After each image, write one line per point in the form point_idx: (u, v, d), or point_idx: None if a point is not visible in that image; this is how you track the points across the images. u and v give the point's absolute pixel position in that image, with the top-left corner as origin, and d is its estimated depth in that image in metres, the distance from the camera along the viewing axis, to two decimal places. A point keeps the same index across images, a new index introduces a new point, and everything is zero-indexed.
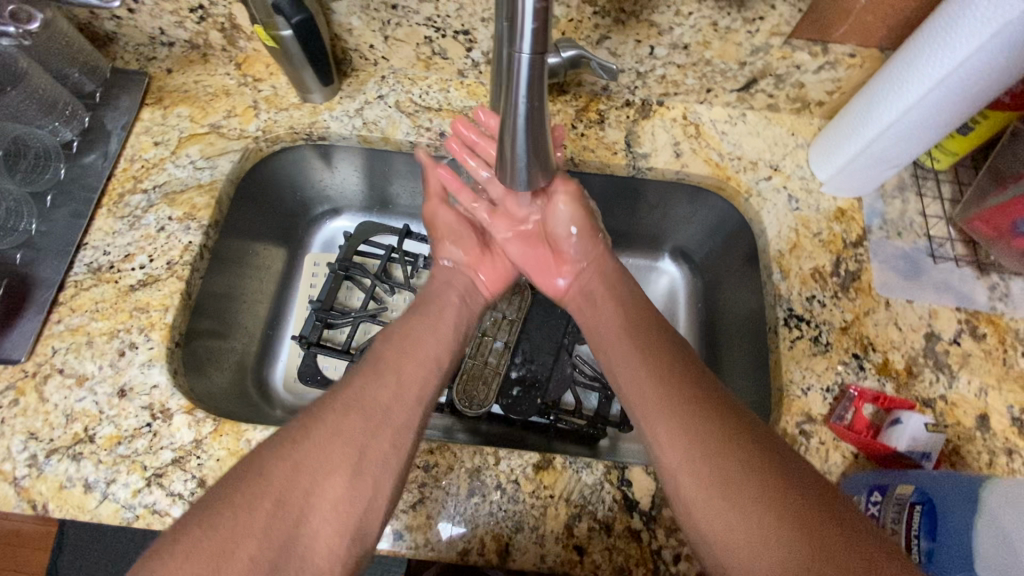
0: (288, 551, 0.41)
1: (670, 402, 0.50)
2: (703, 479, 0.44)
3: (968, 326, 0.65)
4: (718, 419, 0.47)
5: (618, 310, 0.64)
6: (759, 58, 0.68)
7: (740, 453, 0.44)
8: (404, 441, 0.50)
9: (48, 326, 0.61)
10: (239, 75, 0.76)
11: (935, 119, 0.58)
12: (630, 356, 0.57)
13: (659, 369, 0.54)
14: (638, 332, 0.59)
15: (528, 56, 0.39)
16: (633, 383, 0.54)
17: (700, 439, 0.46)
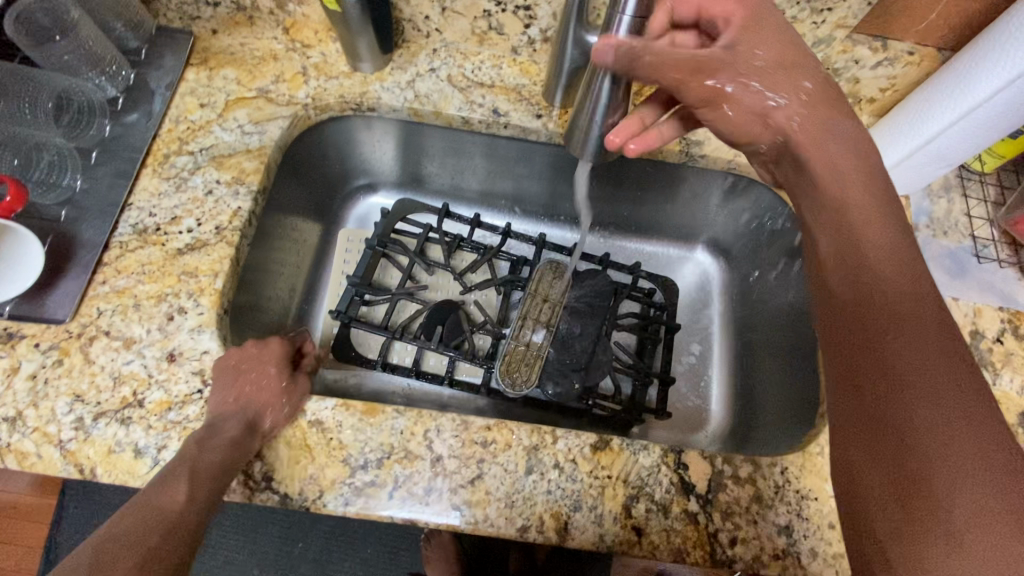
0: (141, 547, 0.45)
1: (863, 303, 0.43)
2: (860, 395, 0.41)
3: (1012, 325, 0.66)
4: (917, 339, 0.40)
5: (827, 189, 0.51)
6: (820, 50, 0.67)
7: (920, 373, 0.38)
8: (220, 416, 0.53)
9: (93, 286, 0.59)
10: (287, 40, 0.73)
11: (999, 119, 0.58)
12: (840, 241, 0.48)
13: (884, 257, 0.44)
14: (862, 217, 0.48)
15: (631, 18, 0.47)
16: (835, 271, 0.47)
17: (876, 352, 0.41)
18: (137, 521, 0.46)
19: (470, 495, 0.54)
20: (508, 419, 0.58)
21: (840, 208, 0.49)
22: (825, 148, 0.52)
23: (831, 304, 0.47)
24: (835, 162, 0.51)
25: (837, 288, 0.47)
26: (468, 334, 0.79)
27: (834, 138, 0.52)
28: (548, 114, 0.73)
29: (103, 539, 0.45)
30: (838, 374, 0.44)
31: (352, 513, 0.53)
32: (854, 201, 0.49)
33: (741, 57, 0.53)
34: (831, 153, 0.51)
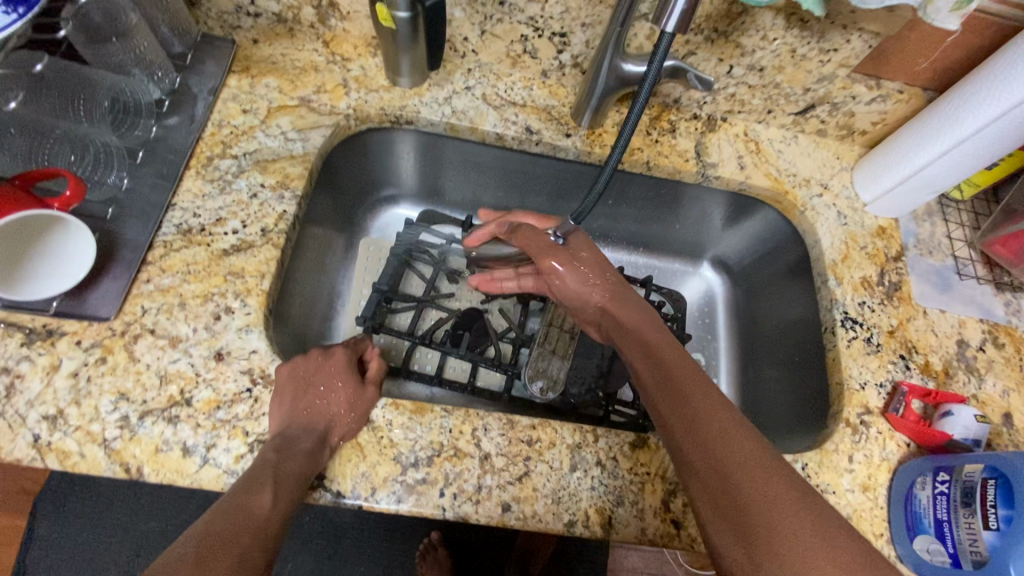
0: (236, 545, 0.43)
1: (686, 412, 0.52)
2: (711, 490, 0.47)
3: (991, 336, 0.73)
4: (728, 433, 0.49)
5: (649, 337, 0.62)
6: (823, 86, 0.75)
7: (738, 462, 0.47)
8: (290, 423, 0.53)
9: (136, 285, 0.58)
10: (327, 53, 0.75)
11: (983, 152, 0.66)
12: (656, 369, 0.57)
13: (689, 374, 0.56)
14: (667, 347, 0.60)
15: (670, 32, 0.50)
16: (658, 394, 0.55)
17: (710, 450, 0.48)
18: (226, 524, 0.44)
19: (518, 492, 0.56)
20: (551, 419, 0.61)
21: (655, 339, 0.61)
22: (630, 309, 0.66)
23: (662, 426, 0.54)
24: (641, 319, 0.64)
25: (663, 405, 0.54)
26: (493, 341, 0.81)
27: (631, 304, 0.66)
28: (576, 133, 0.78)
29: (202, 536, 0.43)
30: (689, 481, 0.49)
31: (404, 510, 0.54)
32: (659, 336, 0.62)
33: (585, 256, 0.70)
34: (640, 309, 0.65)
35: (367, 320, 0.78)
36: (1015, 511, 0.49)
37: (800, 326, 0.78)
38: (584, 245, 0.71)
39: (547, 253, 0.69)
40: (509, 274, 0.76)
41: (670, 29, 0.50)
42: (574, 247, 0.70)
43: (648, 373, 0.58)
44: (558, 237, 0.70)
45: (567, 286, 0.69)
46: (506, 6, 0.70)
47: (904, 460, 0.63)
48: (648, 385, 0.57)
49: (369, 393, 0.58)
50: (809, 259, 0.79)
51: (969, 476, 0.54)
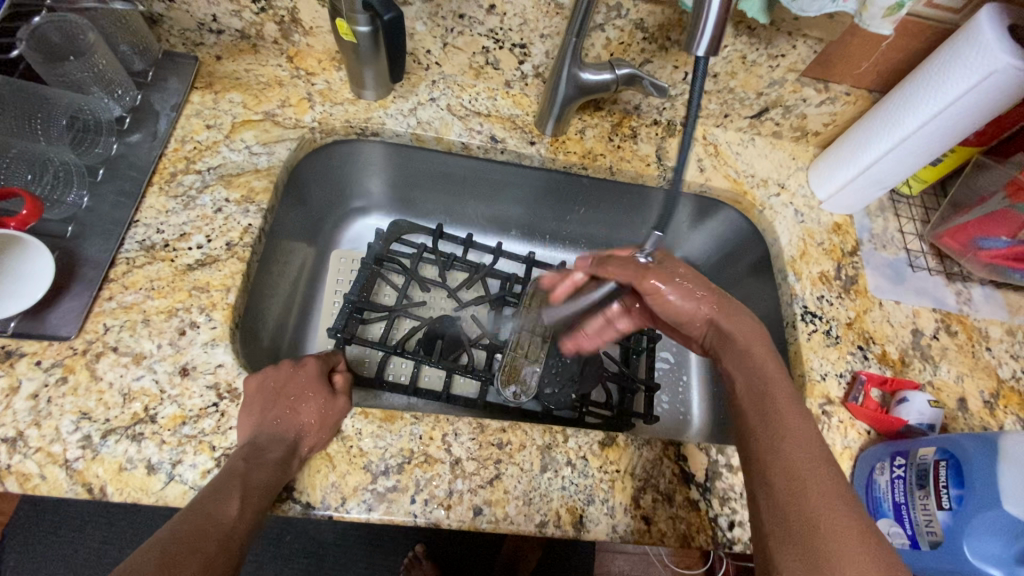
0: (201, 553, 0.43)
1: (777, 435, 0.49)
2: (781, 511, 0.45)
3: (944, 324, 0.76)
4: (816, 466, 0.46)
5: (753, 348, 0.58)
6: (775, 89, 0.78)
7: (821, 498, 0.44)
8: (261, 431, 0.53)
9: (98, 302, 0.58)
10: (292, 68, 0.76)
11: (926, 148, 0.69)
12: (754, 384, 0.54)
13: (790, 399, 0.52)
14: (772, 364, 0.56)
15: (701, 54, 0.55)
16: (750, 411, 0.53)
17: (791, 474, 0.46)
18: (192, 529, 0.44)
19: (490, 494, 0.56)
20: (521, 421, 0.61)
21: (760, 355, 0.57)
22: (741, 321, 0.61)
23: (747, 440, 0.51)
24: (751, 332, 0.59)
25: (755, 421, 0.52)
26: (466, 348, 0.82)
27: (740, 315, 0.61)
28: (540, 141, 0.80)
29: (167, 540, 0.43)
30: (760, 496, 0.47)
31: (374, 518, 0.54)
32: (767, 351, 0.58)
33: (684, 270, 0.65)
34: (750, 322, 0.60)
35: (338, 332, 0.78)
36: (965, 491, 0.51)
37: (766, 323, 0.80)
38: (677, 261, 0.66)
39: (646, 273, 0.65)
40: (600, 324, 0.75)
41: (699, 54, 0.55)
42: (669, 262, 0.66)
43: (744, 388, 0.55)
44: (648, 258, 0.67)
45: (667, 300, 0.65)
46: (465, 19, 0.72)
47: (865, 447, 0.65)
48: (742, 398, 0.55)
49: (340, 403, 0.58)
50: (769, 257, 0.82)
51: (924, 459, 0.56)
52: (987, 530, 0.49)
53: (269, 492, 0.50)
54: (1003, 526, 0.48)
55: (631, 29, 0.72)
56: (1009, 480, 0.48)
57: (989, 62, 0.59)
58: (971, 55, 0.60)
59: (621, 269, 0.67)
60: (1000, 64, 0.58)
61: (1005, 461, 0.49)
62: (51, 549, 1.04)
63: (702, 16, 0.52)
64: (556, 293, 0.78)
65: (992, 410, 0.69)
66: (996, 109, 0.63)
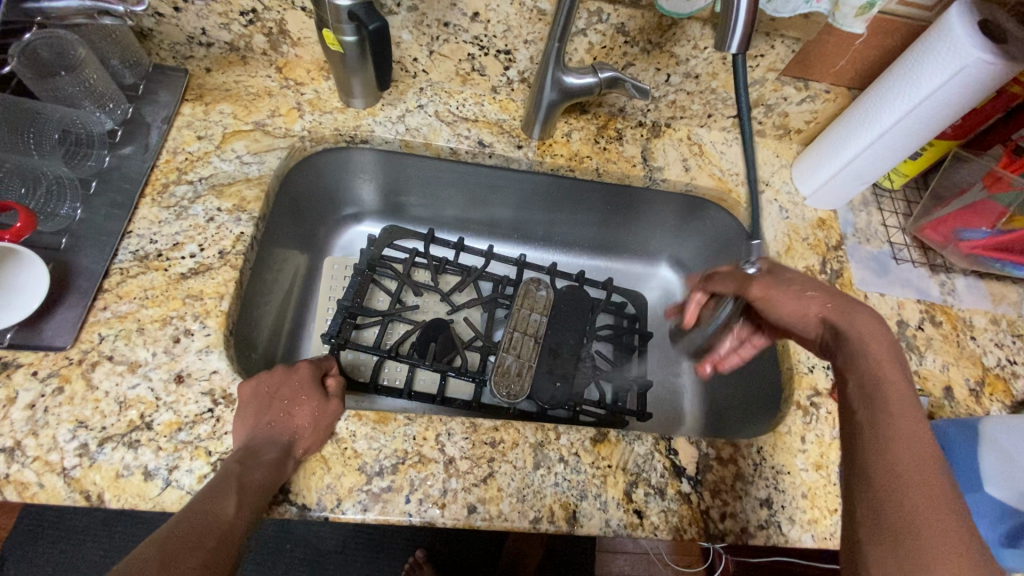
0: (200, 550, 0.44)
1: (889, 461, 0.43)
2: (891, 546, 0.40)
3: (928, 315, 0.77)
4: (936, 503, 0.40)
5: (877, 353, 0.48)
6: (755, 89, 0.80)
7: (937, 537, 0.39)
8: (255, 435, 0.54)
9: (93, 312, 0.59)
10: (281, 79, 0.78)
11: (904, 143, 0.71)
12: (867, 399, 0.46)
13: (911, 418, 0.44)
14: (893, 375, 0.47)
15: (734, 51, 0.54)
16: (861, 426, 0.45)
17: (904, 514, 0.40)
18: (190, 528, 0.45)
19: (483, 493, 0.57)
20: (513, 420, 0.62)
21: (884, 362, 0.47)
22: (863, 317, 0.50)
23: (851, 460, 0.45)
24: (877, 333, 0.49)
25: (867, 442, 0.44)
26: (460, 351, 0.82)
27: (860, 312, 0.50)
28: (527, 145, 0.81)
29: (165, 539, 0.44)
30: (859, 521, 0.42)
31: (370, 519, 0.55)
32: (892, 353, 0.47)
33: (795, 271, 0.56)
34: (879, 327, 0.49)
35: (333, 338, 0.79)
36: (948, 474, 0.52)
37: None
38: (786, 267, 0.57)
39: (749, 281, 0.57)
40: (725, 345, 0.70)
41: (733, 51, 0.54)
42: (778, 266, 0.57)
43: (853, 396, 0.47)
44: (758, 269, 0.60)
45: (774, 301, 0.55)
46: (450, 27, 0.73)
47: None
48: (850, 410, 0.47)
49: (333, 406, 0.59)
50: None
51: None
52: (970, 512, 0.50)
53: (267, 491, 0.51)
54: (984, 508, 0.50)
55: (612, 33, 0.73)
56: (989, 461, 0.50)
57: (960, 58, 0.60)
58: (943, 52, 0.62)
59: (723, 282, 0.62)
60: (971, 59, 0.60)
61: (985, 444, 0.51)
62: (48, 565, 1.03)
63: (733, 14, 0.52)
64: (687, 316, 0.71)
65: (978, 397, 0.71)
66: (969, 103, 0.64)
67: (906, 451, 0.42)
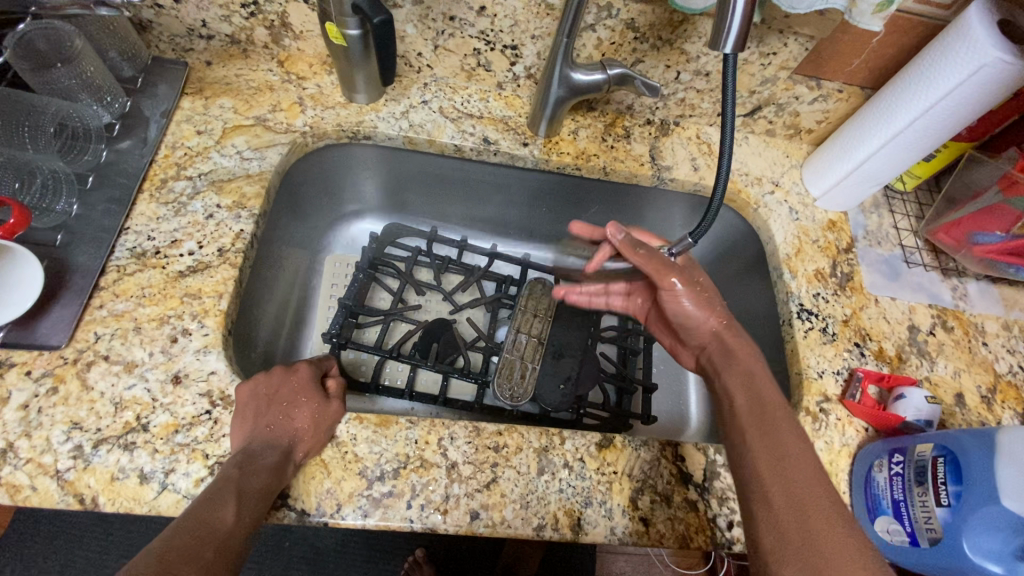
0: (199, 560, 0.42)
1: (779, 453, 0.51)
2: (783, 526, 0.46)
3: (940, 320, 0.76)
4: (815, 483, 0.48)
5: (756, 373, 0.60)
6: (767, 87, 0.79)
7: (819, 514, 0.46)
8: (252, 438, 0.53)
9: (89, 311, 0.57)
10: (282, 72, 0.76)
11: (917, 143, 0.69)
12: (754, 402, 0.57)
13: (787, 417, 0.54)
14: (773, 389, 0.58)
15: (728, 51, 0.52)
16: (751, 427, 0.55)
17: (791, 489, 0.48)
18: (187, 538, 0.43)
19: (486, 498, 0.56)
20: (517, 424, 0.61)
21: (762, 376, 0.59)
22: (742, 343, 0.63)
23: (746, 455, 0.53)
24: (752, 355, 0.62)
25: (754, 438, 0.54)
26: (462, 351, 0.81)
27: (743, 341, 0.63)
28: (533, 143, 0.80)
29: (162, 548, 0.42)
30: (756, 506, 0.49)
31: (370, 525, 0.54)
32: (762, 367, 0.60)
33: (702, 281, 0.67)
34: (754, 351, 0.62)
35: (333, 337, 0.78)
36: (964, 487, 0.51)
37: (763, 321, 0.80)
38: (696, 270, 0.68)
39: (668, 271, 0.64)
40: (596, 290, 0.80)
41: (727, 51, 0.52)
42: (689, 271, 0.67)
43: (744, 404, 0.57)
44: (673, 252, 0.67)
45: (683, 306, 0.65)
46: (456, 21, 0.72)
47: (863, 444, 0.65)
48: (742, 414, 0.56)
49: (335, 409, 0.58)
50: (765, 255, 0.82)
51: (922, 455, 0.56)
52: (986, 526, 0.48)
53: (265, 499, 0.49)
54: (1002, 522, 0.48)
55: (622, 29, 0.71)
56: (1007, 475, 0.48)
57: (978, 58, 0.59)
58: (962, 52, 0.60)
59: (647, 258, 0.64)
60: (988, 58, 0.58)
61: (1003, 457, 0.49)
62: (45, 562, 1.03)
63: (726, 11, 0.50)
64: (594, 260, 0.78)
65: (990, 405, 0.69)
66: (986, 105, 0.63)
67: (781, 441, 0.52)
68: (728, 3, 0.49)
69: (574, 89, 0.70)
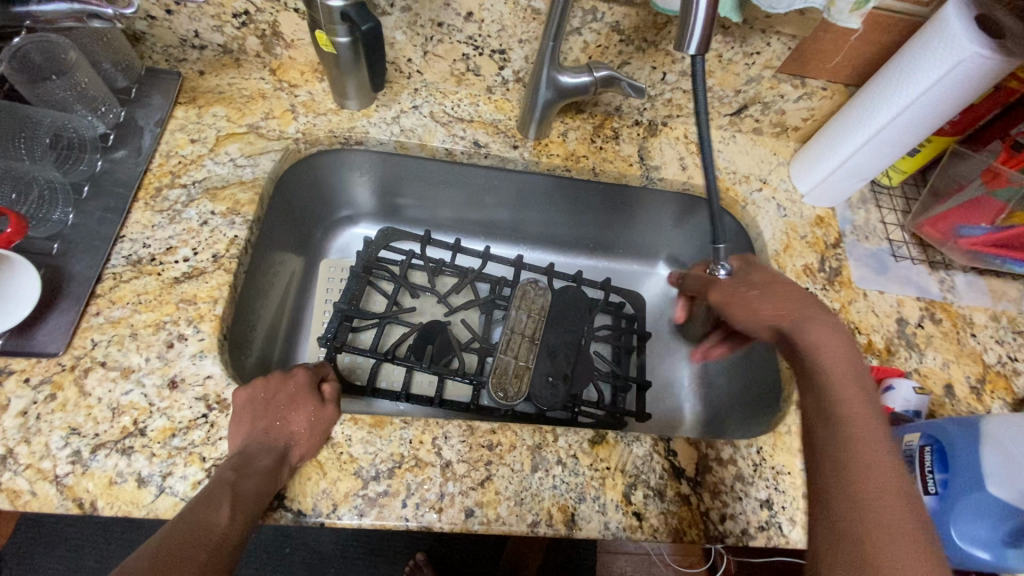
0: (192, 561, 0.43)
1: (843, 451, 0.47)
2: (839, 530, 0.44)
3: (928, 312, 0.77)
4: (882, 487, 0.45)
5: (831, 369, 0.54)
6: (752, 87, 0.80)
7: (882, 514, 0.43)
8: (250, 441, 0.53)
9: (85, 318, 0.58)
10: (274, 81, 0.78)
11: (901, 138, 0.70)
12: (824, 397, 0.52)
13: (865, 414, 0.50)
14: (850, 380, 0.53)
15: (692, 53, 0.52)
16: (819, 425, 0.51)
17: (855, 490, 0.45)
18: (182, 539, 0.44)
19: (481, 496, 0.56)
20: (511, 422, 0.62)
21: (835, 366, 0.54)
22: (819, 331, 0.57)
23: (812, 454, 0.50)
24: (831, 345, 0.55)
25: (821, 434, 0.50)
26: (457, 352, 0.82)
27: (819, 325, 0.57)
28: (523, 145, 0.81)
29: (157, 550, 0.43)
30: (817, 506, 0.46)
31: (366, 524, 0.54)
32: (845, 363, 0.54)
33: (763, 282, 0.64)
34: (836, 339, 0.56)
35: (328, 341, 0.79)
36: (950, 474, 0.51)
37: None
38: (756, 271, 0.66)
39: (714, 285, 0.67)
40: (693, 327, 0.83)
41: (692, 52, 0.52)
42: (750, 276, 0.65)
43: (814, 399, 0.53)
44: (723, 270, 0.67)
45: (745, 304, 0.63)
46: (444, 27, 0.73)
47: None
48: (809, 408, 0.53)
49: (329, 412, 0.58)
50: (754, 252, 0.83)
51: (909, 445, 0.56)
52: (972, 513, 0.49)
53: (261, 502, 0.50)
54: (988, 509, 0.48)
55: (607, 32, 0.73)
56: (991, 462, 0.49)
57: (956, 53, 0.60)
58: (938, 48, 0.61)
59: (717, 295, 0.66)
60: (965, 54, 0.59)
61: (987, 445, 0.50)
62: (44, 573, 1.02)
63: (690, 11, 0.51)
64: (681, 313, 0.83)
65: (979, 395, 0.70)
66: (965, 98, 0.64)
67: (843, 438, 0.48)
68: (692, 4, 0.50)
69: (559, 90, 0.71)
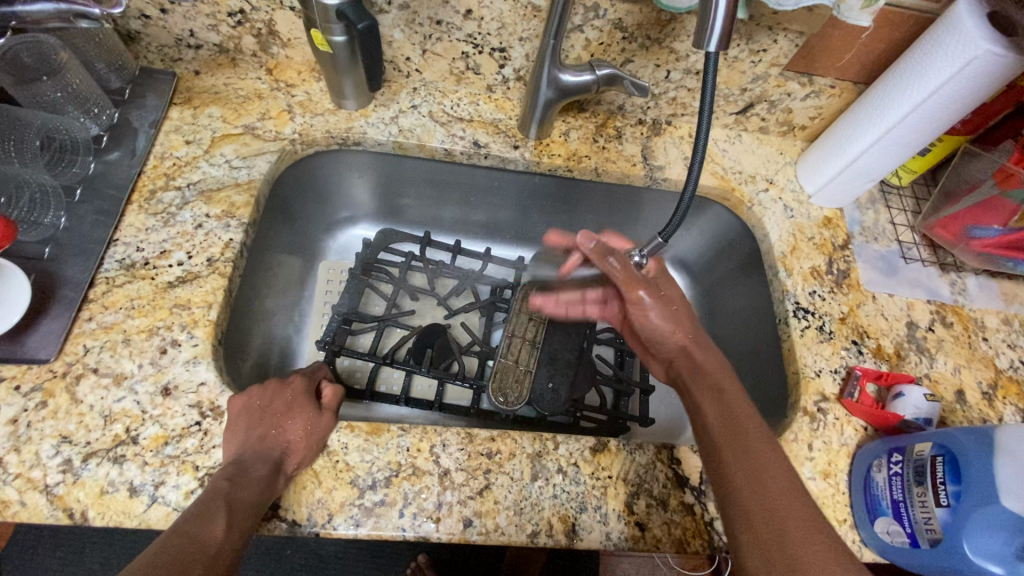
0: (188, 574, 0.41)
1: (750, 467, 0.50)
2: (764, 546, 0.45)
3: (939, 315, 0.75)
4: (788, 497, 0.48)
5: (720, 386, 0.59)
6: (758, 85, 0.78)
7: (794, 524, 0.46)
8: (243, 450, 0.52)
9: (78, 324, 0.57)
10: (271, 81, 0.76)
11: (912, 138, 0.68)
12: (725, 415, 0.55)
13: (757, 428, 0.54)
14: (741, 400, 0.57)
15: (713, 50, 0.51)
16: (723, 443, 0.53)
17: (769, 504, 0.47)
18: (175, 554, 0.42)
19: (479, 506, 0.55)
20: (511, 429, 0.60)
21: (728, 385, 0.59)
22: (711, 355, 0.62)
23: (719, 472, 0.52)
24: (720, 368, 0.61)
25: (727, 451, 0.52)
26: (457, 356, 0.81)
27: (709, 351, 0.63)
28: (524, 145, 0.79)
29: (150, 563, 0.41)
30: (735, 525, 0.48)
31: (362, 534, 0.53)
32: (732, 381, 0.59)
33: (670, 293, 0.66)
34: (719, 359, 0.62)
35: (327, 345, 0.78)
36: (963, 486, 0.50)
37: (758, 320, 0.80)
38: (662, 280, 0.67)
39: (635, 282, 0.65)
40: (574, 296, 0.75)
41: (711, 49, 0.51)
42: (658, 283, 0.67)
43: (716, 417, 0.56)
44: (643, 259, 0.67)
45: (649, 318, 0.65)
46: (443, 25, 0.71)
47: (862, 443, 0.64)
48: (712, 425, 0.55)
49: (326, 420, 0.57)
50: (760, 253, 0.81)
51: (920, 455, 0.55)
52: (986, 528, 0.47)
53: (255, 513, 0.49)
54: (1004, 523, 0.46)
55: (610, 30, 0.71)
56: (1007, 475, 0.47)
57: (969, 51, 0.58)
58: (952, 44, 0.59)
59: (620, 268, 0.64)
60: (979, 51, 0.57)
61: (1002, 457, 0.48)
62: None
63: (709, 8, 0.49)
64: (565, 266, 0.76)
65: (991, 401, 0.68)
66: (978, 98, 0.62)
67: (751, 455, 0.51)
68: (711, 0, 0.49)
69: (560, 88, 0.69)
